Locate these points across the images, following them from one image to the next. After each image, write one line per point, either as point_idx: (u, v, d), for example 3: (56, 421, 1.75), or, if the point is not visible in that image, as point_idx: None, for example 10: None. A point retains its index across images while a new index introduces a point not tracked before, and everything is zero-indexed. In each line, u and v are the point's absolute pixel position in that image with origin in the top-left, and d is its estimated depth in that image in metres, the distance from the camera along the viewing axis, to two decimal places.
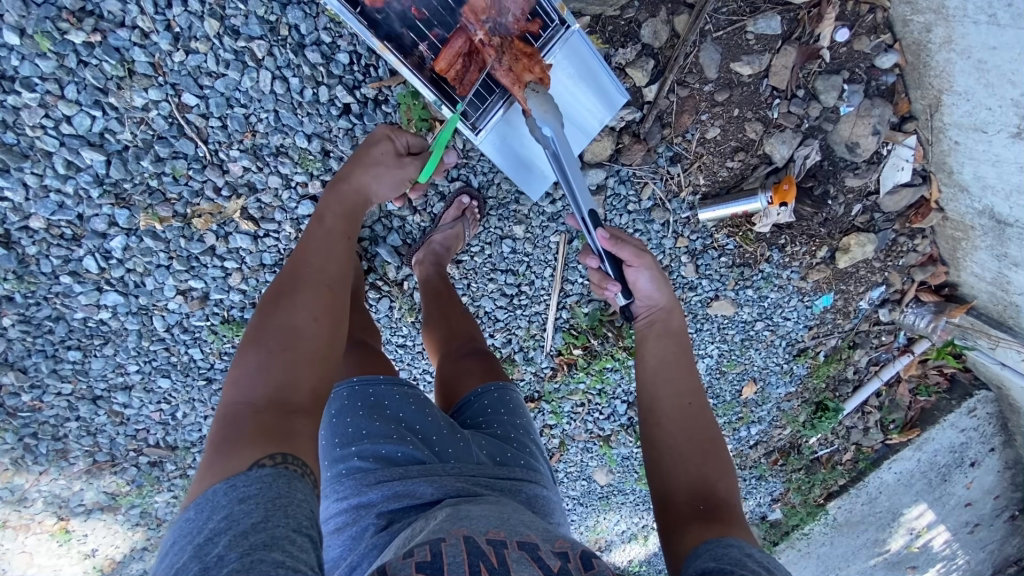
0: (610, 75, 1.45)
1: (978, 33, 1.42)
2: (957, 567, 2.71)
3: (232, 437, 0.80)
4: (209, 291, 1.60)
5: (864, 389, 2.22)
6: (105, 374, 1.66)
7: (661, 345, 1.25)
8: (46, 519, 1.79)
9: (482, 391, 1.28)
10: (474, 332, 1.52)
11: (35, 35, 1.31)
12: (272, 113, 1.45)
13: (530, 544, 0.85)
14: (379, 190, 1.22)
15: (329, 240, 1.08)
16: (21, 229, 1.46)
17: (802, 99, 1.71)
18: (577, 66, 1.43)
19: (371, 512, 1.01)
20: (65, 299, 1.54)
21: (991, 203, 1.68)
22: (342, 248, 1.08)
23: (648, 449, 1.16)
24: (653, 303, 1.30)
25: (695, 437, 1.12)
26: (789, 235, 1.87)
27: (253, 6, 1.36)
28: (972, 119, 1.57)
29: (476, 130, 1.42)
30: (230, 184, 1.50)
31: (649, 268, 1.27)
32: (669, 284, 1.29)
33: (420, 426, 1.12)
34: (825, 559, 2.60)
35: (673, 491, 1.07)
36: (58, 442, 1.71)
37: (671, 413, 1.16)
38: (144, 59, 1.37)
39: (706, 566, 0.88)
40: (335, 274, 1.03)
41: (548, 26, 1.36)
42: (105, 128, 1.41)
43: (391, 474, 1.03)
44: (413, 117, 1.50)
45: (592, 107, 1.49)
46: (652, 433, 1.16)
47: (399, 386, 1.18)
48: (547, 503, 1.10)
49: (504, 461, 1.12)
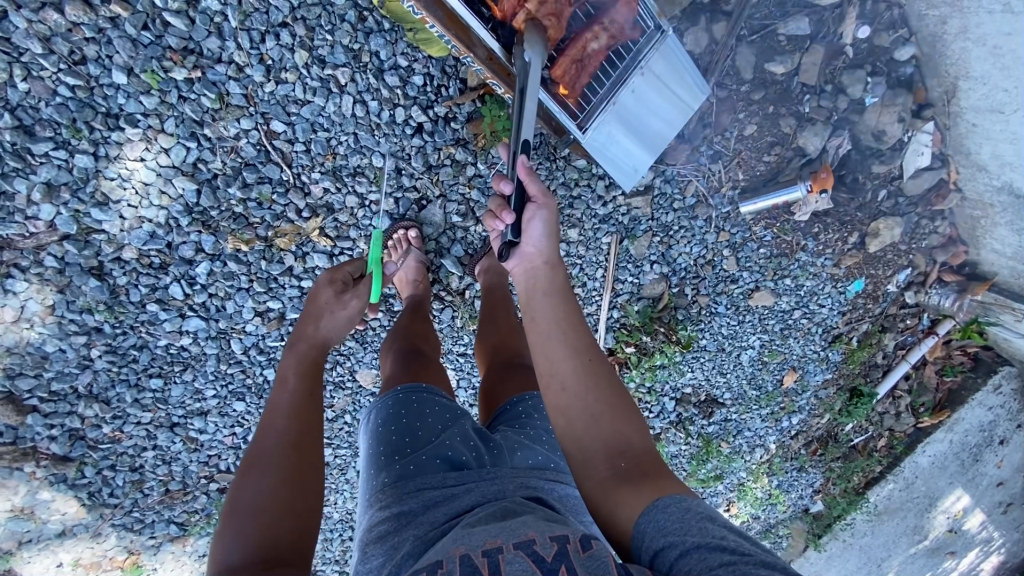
0: (694, 74, 1.55)
1: (993, 22, 1.53)
2: (994, 549, 2.74)
3: None
4: (285, 311, 1.65)
5: (894, 373, 2.30)
6: (183, 401, 1.70)
7: (548, 299, 1.08)
8: (118, 554, 1.83)
9: (518, 399, 1.31)
10: (523, 343, 1.51)
11: (141, 74, 1.38)
12: (352, 135, 1.52)
13: (525, 542, 0.85)
14: (335, 334, 1.22)
15: (296, 395, 1.09)
16: (113, 260, 1.50)
17: (831, 93, 1.82)
18: (667, 66, 1.51)
19: (415, 522, 1.00)
20: (151, 327, 1.58)
21: (1010, 178, 1.79)
22: (309, 399, 1.09)
23: (554, 420, 1.02)
24: (538, 247, 1.12)
25: (606, 397, 1.01)
26: (824, 223, 1.97)
27: (339, 36, 1.44)
28: (989, 101, 1.69)
29: (582, 130, 1.52)
30: (311, 206, 1.56)
31: (545, 207, 1.14)
32: (557, 225, 1.14)
33: (461, 434, 1.16)
34: (867, 550, 2.61)
35: (589, 460, 0.97)
36: (134, 472, 1.75)
37: (571, 376, 1.01)
38: (238, 91, 1.44)
39: (656, 544, 0.84)
40: (304, 428, 1.05)
41: (643, 34, 1.45)
42: (199, 158, 1.47)
43: (432, 482, 1.06)
44: (497, 128, 1.58)
45: (677, 106, 1.59)
46: (557, 404, 1.01)
47: (438, 396, 1.25)
48: (578, 503, 1.13)
49: (537, 464, 1.15)
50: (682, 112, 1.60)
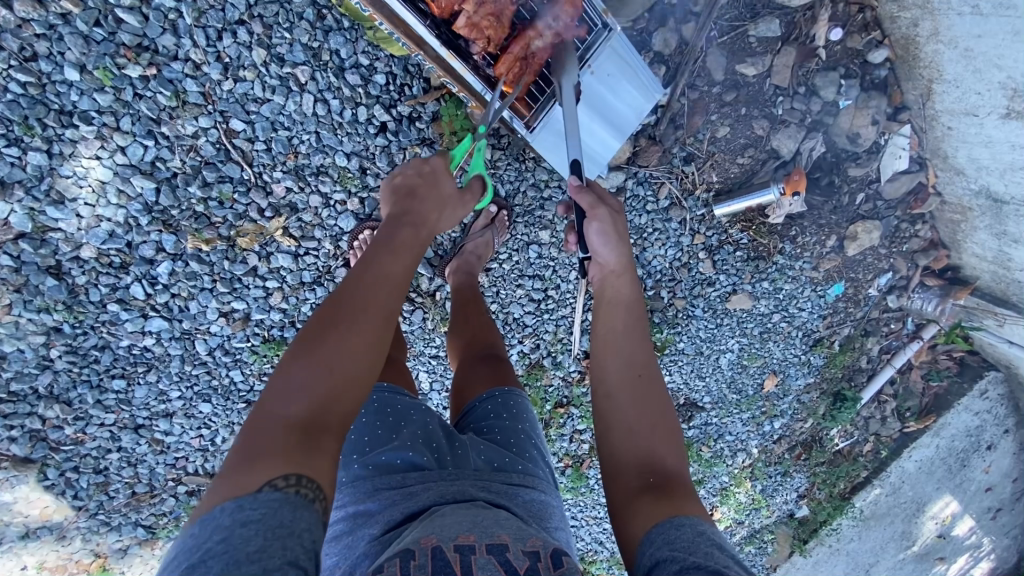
0: (647, 74, 1.54)
1: (962, 23, 1.52)
2: (983, 555, 2.72)
3: (255, 453, 0.76)
4: (250, 311, 1.63)
5: (878, 377, 2.28)
6: (148, 402, 1.68)
7: (614, 314, 1.16)
8: (84, 557, 1.80)
9: (487, 396, 1.25)
10: (495, 338, 1.47)
11: (95, 71, 1.37)
12: (314, 135, 1.51)
13: (498, 546, 0.85)
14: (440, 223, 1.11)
15: (398, 267, 0.97)
16: (72, 259, 1.49)
17: (803, 95, 1.81)
18: (619, 65, 1.51)
19: (370, 521, 0.96)
20: (112, 327, 1.56)
21: (987, 182, 1.78)
22: (405, 275, 0.97)
23: (598, 420, 1.10)
24: (602, 263, 1.20)
25: (646, 409, 1.06)
26: (800, 226, 1.95)
27: (298, 34, 1.43)
28: (963, 104, 1.68)
29: (530, 129, 1.49)
30: (273, 205, 1.54)
31: (602, 220, 1.19)
32: (623, 244, 1.19)
33: (422, 434, 1.12)
34: (855, 556, 2.59)
35: (620, 466, 1.03)
36: (99, 474, 1.72)
37: (622, 384, 1.09)
38: (195, 89, 1.42)
39: (660, 555, 0.86)
40: (393, 306, 0.93)
41: (591, 31, 1.43)
42: (157, 157, 1.45)
43: (389, 481, 1.01)
44: (455, 127, 1.57)
45: (632, 106, 1.58)
46: (603, 405, 1.09)
47: (401, 396, 1.22)
48: (545, 508, 1.05)
49: (502, 466, 1.08)
50: (636, 113, 1.60)
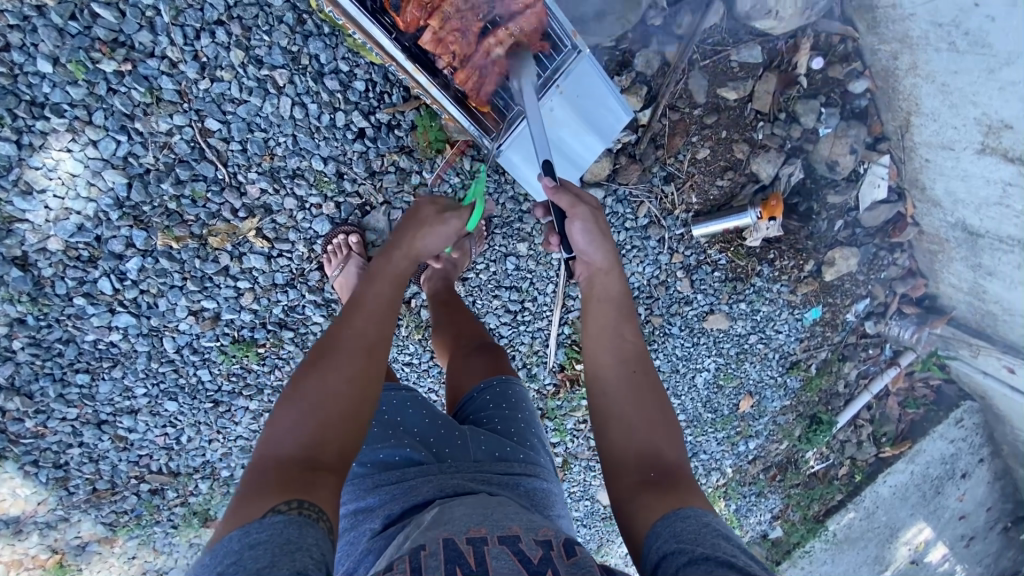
0: (616, 97, 1.52)
1: (940, 59, 1.55)
2: None
3: (258, 486, 0.81)
4: (221, 311, 1.62)
5: (855, 403, 2.30)
6: (111, 398, 1.66)
7: (603, 312, 1.17)
8: (40, 553, 1.76)
9: (485, 386, 1.24)
10: (485, 332, 1.48)
11: (68, 64, 1.36)
12: (290, 137, 1.51)
13: (511, 537, 0.81)
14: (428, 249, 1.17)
15: (383, 305, 1.05)
16: (38, 251, 1.47)
17: (784, 121, 1.83)
18: (587, 86, 1.50)
19: (371, 516, 0.98)
20: (77, 321, 1.55)
21: (963, 215, 1.81)
22: (390, 310, 1.05)
23: (593, 417, 1.10)
24: (591, 261, 1.19)
25: (642, 403, 1.07)
26: (777, 249, 1.97)
27: (278, 37, 1.43)
28: (940, 137, 1.71)
29: (498, 145, 1.51)
30: (247, 206, 1.53)
31: (585, 219, 1.18)
32: (609, 240, 1.19)
33: (417, 429, 1.12)
34: None
35: (619, 462, 1.02)
36: (58, 469, 1.69)
37: (619, 381, 1.10)
38: (171, 87, 1.42)
39: (667, 548, 0.85)
40: (379, 340, 1.01)
41: (559, 51, 1.42)
42: (129, 152, 1.45)
43: (388, 477, 1.02)
44: (430, 139, 1.58)
45: (599, 128, 1.57)
46: (598, 403, 1.10)
47: (397, 391, 1.20)
48: (547, 496, 1.04)
49: (503, 456, 1.07)
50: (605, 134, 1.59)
